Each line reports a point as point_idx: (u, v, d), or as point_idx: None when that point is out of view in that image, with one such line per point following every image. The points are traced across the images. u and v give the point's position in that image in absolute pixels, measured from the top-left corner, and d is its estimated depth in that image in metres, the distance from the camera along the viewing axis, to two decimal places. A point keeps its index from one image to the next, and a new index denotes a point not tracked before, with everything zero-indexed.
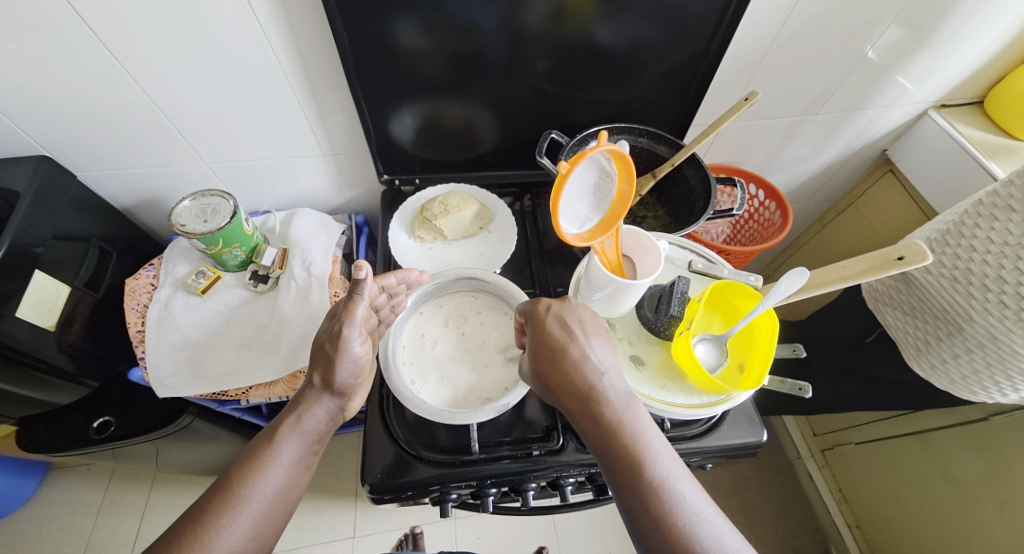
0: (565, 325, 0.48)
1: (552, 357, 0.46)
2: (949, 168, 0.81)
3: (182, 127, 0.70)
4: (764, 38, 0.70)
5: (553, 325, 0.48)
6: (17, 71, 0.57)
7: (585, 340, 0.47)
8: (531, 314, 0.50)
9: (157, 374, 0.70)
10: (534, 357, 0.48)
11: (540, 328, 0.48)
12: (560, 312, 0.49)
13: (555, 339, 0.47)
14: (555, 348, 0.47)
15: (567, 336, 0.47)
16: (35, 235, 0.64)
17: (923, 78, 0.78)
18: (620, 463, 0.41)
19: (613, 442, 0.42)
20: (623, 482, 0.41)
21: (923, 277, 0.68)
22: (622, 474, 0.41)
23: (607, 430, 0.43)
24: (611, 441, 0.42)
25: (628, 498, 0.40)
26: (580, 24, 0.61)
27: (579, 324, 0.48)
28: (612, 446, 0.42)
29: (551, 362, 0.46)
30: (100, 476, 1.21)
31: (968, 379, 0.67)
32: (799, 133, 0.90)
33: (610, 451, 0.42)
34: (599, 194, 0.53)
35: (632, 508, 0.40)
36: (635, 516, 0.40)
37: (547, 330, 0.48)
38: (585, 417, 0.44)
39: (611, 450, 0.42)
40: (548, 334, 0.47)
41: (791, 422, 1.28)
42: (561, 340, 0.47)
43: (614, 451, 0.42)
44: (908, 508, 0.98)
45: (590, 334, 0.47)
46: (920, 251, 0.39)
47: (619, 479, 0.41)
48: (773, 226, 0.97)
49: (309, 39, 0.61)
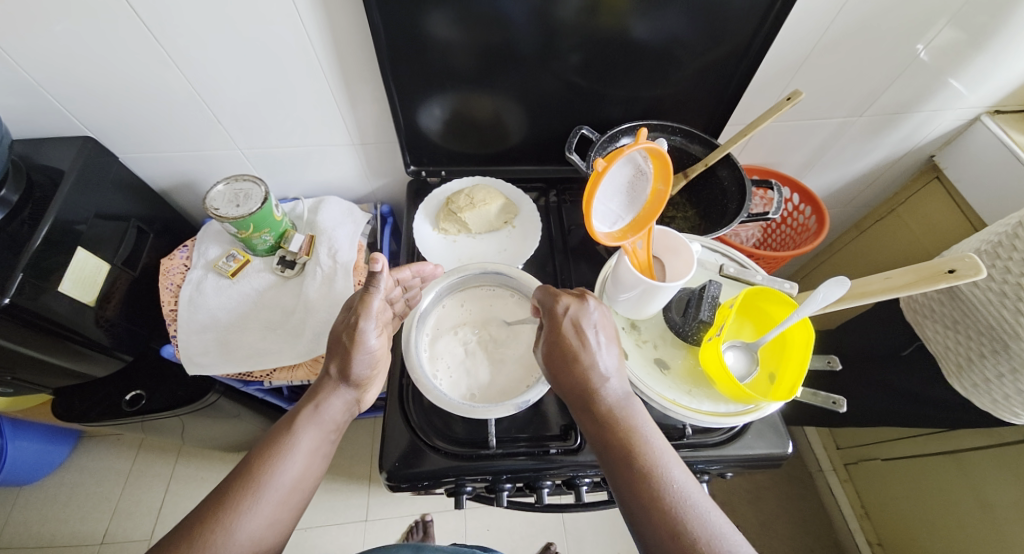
0: (578, 326, 0.46)
1: (562, 360, 0.45)
2: (1002, 177, 0.76)
3: (218, 112, 0.71)
4: (808, 38, 0.67)
5: (566, 325, 0.46)
6: (65, 53, 0.59)
7: (597, 343, 0.45)
8: (545, 311, 0.49)
9: (187, 352, 0.72)
10: (546, 358, 0.47)
11: (553, 327, 0.47)
12: (576, 311, 0.47)
13: (566, 341, 0.45)
14: (566, 351, 0.45)
15: (579, 339, 0.46)
16: (77, 213, 0.66)
17: (979, 82, 0.74)
18: (622, 467, 0.41)
19: (619, 450, 0.42)
20: (626, 490, 0.40)
21: (970, 291, 0.64)
22: (626, 482, 0.40)
23: (615, 437, 0.42)
24: (617, 448, 0.42)
25: (631, 507, 0.40)
26: (616, 18, 0.59)
27: (592, 327, 0.46)
28: (616, 451, 0.42)
29: (561, 365, 0.45)
30: (129, 446, 1.26)
31: (1010, 400, 0.64)
32: (841, 136, 0.87)
33: (615, 458, 0.41)
34: (632, 193, 0.52)
35: (634, 517, 0.39)
36: (638, 523, 0.39)
37: (560, 330, 0.46)
38: (595, 421, 0.44)
39: (615, 456, 0.42)
40: (560, 336, 0.46)
41: (814, 433, 1.25)
42: (572, 343, 0.45)
43: (620, 458, 0.41)
44: (934, 529, 0.95)
45: (603, 338, 0.46)
46: (974, 265, 0.36)
47: (622, 487, 0.41)
48: (807, 231, 0.94)
49: (343, 29, 0.61)
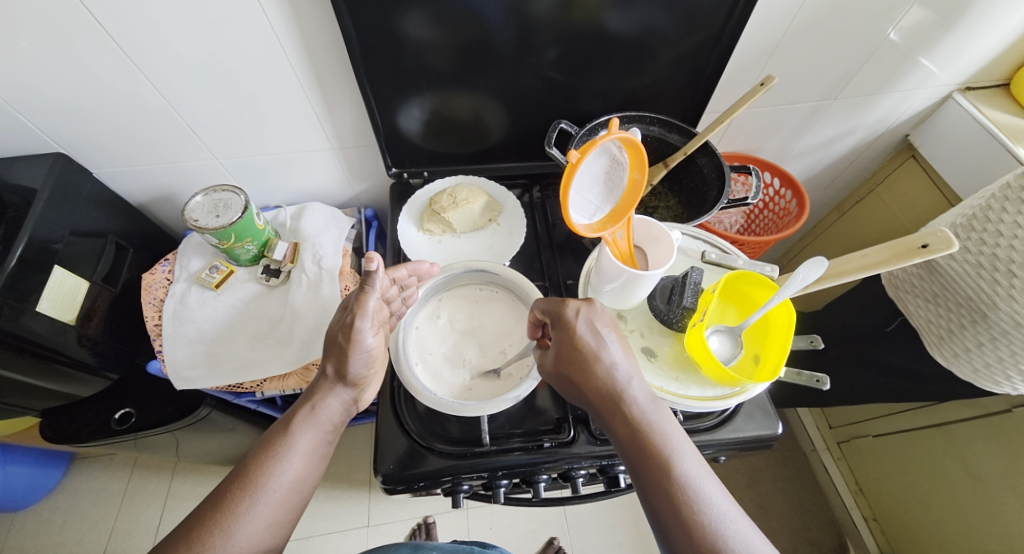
0: (592, 329, 0.47)
1: (577, 361, 0.46)
2: (975, 152, 0.78)
3: (193, 123, 0.70)
4: (780, 22, 0.68)
5: (581, 329, 0.47)
6: (32, 71, 0.58)
7: (612, 345, 0.47)
8: (555, 316, 0.49)
9: (175, 367, 0.72)
10: (561, 361, 0.47)
11: (567, 331, 0.47)
12: (588, 315, 0.48)
13: (582, 344, 0.46)
14: (581, 351, 0.46)
15: (593, 341, 0.46)
16: (53, 231, 0.65)
17: (948, 60, 0.75)
18: (643, 462, 0.41)
19: (643, 447, 0.42)
20: (652, 486, 0.40)
21: (947, 264, 0.66)
22: (652, 479, 0.40)
23: (637, 435, 0.42)
24: (640, 445, 0.42)
25: (656, 504, 0.40)
26: (589, 11, 0.59)
27: (606, 329, 0.47)
28: (637, 445, 0.42)
29: (577, 367, 0.46)
30: (122, 466, 1.24)
31: (990, 369, 0.65)
32: (818, 119, 0.88)
33: (639, 457, 0.41)
34: (610, 184, 0.52)
35: (659, 511, 0.39)
36: (663, 521, 0.39)
37: (574, 333, 0.47)
38: (617, 420, 0.44)
39: (639, 454, 0.42)
40: (576, 338, 0.47)
41: (806, 414, 1.26)
42: (587, 345, 0.46)
43: (640, 453, 0.42)
44: (927, 501, 0.97)
45: (617, 340, 0.47)
46: (945, 238, 0.38)
47: (647, 486, 0.40)
48: (789, 215, 0.95)
49: (317, 32, 0.60)
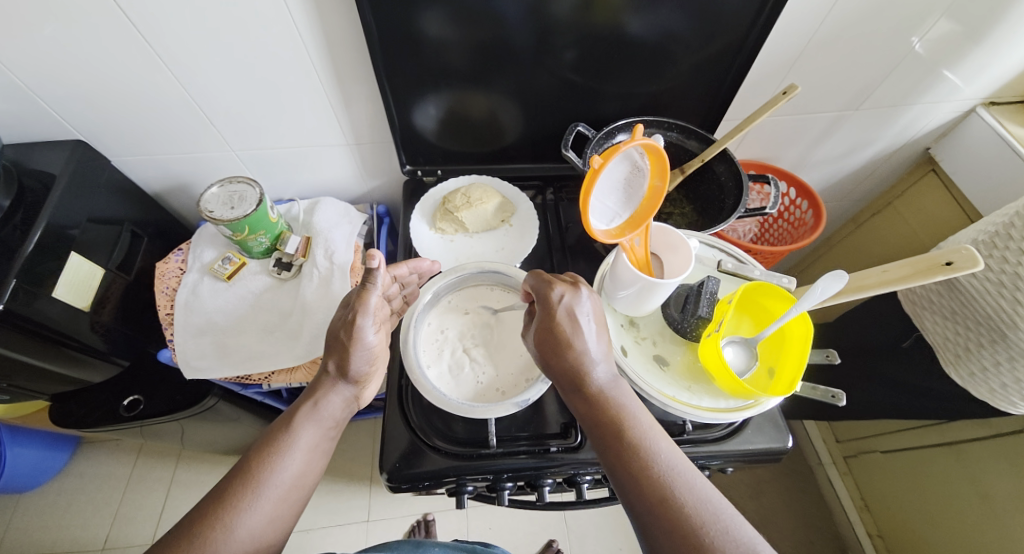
0: (571, 314, 0.46)
1: (554, 342, 0.46)
2: (997, 167, 0.76)
3: (211, 115, 0.71)
4: (804, 30, 0.67)
5: (561, 313, 0.46)
6: (55, 56, 0.58)
7: (590, 327, 0.46)
8: (539, 295, 0.49)
9: (184, 356, 0.72)
10: (539, 344, 0.47)
11: (547, 312, 0.47)
12: (570, 300, 0.47)
13: (560, 326, 0.46)
14: (558, 335, 0.46)
15: (571, 326, 0.46)
16: (70, 217, 0.66)
17: (974, 73, 0.74)
18: (612, 442, 0.41)
19: (609, 424, 0.42)
20: (618, 463, 0.40)
21: (967, 281, 0.64)
22: (616, 452, 0.41)
23: (606, 415, 0.43)
24: (611, 428, 0.42)
25: (620, 480, 0.40)
26: (610, 13, 0.59)
27: (586, 314, 0.47)
28: (605, 425, 0.42)
29: (553, 350, 0.46)
30: (128, 451, 1.25)
31: (1007, 389, 0.64)
32: (838, 129, 0.87)
33: (606, 436, 0.42)
34: (630, 190, 0.52)
35: (624, 488, 0.40)
36: (628, 498, 0.39)
37: (553, 317, 0.46)
38: (588, 399, 0.44)
39: (605, 428, 0.42)
40: (554, 322, 0.46)
41: (813, 427, 1.25)
42: (565, 330, 0.46)
43: (609, 433, 0.42)
44: (934, 520, 0.95)
45: (595, 326, 0.46)
46: (971, 256, 0.37)
47: (614, 464, 0.41)
48: (804, 226, 0.94)
49: (337, 26, 0.60)
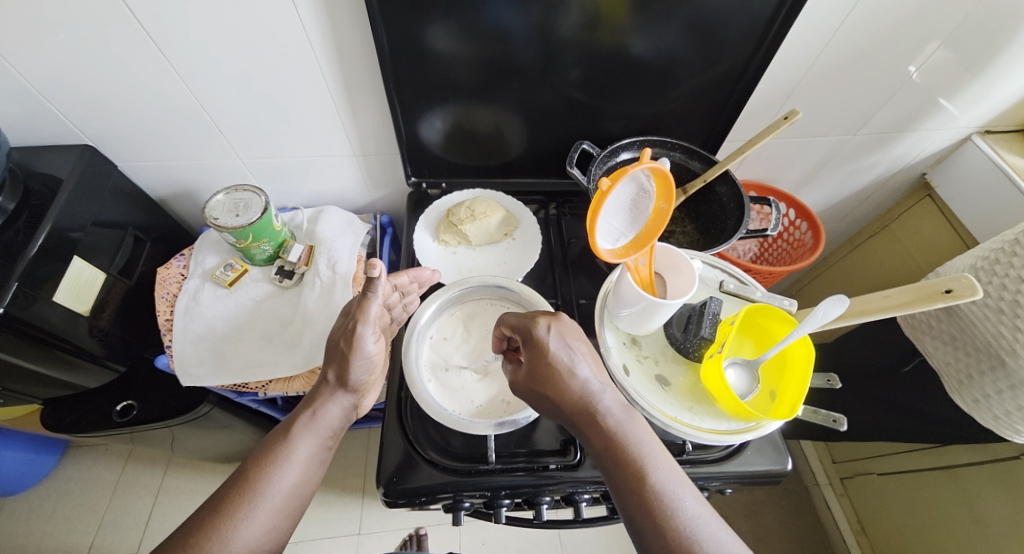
0: (563, 347, 0.46)
1: (554, 383, 0.45)
2: (992, 194, 0.78)
3: (219, 122, 0.71)
4: (805, 57, 0.68)
5: (552, 347, 0.46)
6: (68, 62, 0.59)
7: (585, 363, 0.46)
8: (524, 335, 0.48)
9: (182, 363, 0.72)
10: (534, 380, 0.46)
11: (540, 353, 0.46)
12: (558, 332, 0.47)
13: (558, 366, 0.45)
14: (552, 370, 0.45)
15: (564, 359, 0.46)
16: (74, 220, 0.66)
17: (970, 102, 0.75)
18: (620, 475, 0.42)
19: (626, 469, 0.42)
20: (629, 496, 0.41)
21: (967, 308, 0.65)
22: (637, 500, 0.41)
23: (611, 448, 0.43)
24: (618, 460, 0.42)
25: (633, 513, 0.41)
26: (615, 34, 0.60)
27: (576, 345, 0.47)
28: (611, 457, 0.43)
29: (550, 385, 0.46)
30: (117, 457, 1.23)
31: (1011, 417, 0.64)
32: (837, 153, 0.88)
33: (614, 468, 0.42)
34: (635, 211, 0.53)
35: (638, 522, 0.40)
36: (642, 532, 0.40)
37: (546, 353, 0.46)
38: (590, 432, 0.44)
39: (616, 467, 0.42)
40: (547, 356, 0.46)
41: (809, 447, 1.25)
42: (560, 363, 0.46)
43: (616, 466, 0.42)
44: (931, 545, 0.95)
45: (586, 355, 0.47)
46: (971, 285, 0.38)
47: (625, 496, 0.41)
48: (803, 246, 0.95)
49: (347, 38, 0.61)
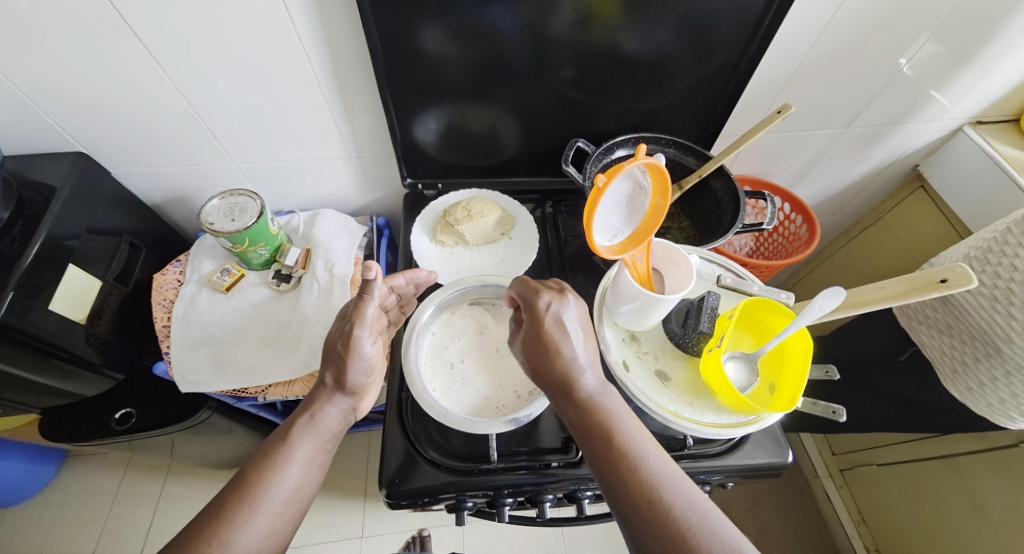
0: (559, 322, 0.47)
1: (543, 351, 0.46)
2: (984, 184, 0.78)
3: (213, 127, 0.71)
4: (797, 52, 0.69)
5: (549, 321, 0.47)
6: (61, 70, 0.59)
7: (578, 336, 0.47)
8: (528, 304, 0.49)
9: (181, 369, 0.71)
10: (528, 353, 0.47)
11: (535, 321, 0.47)
12: (558, 308, 0.47)
13: (548, 335, 0.46)
14: (545, 343, 0.46)
15: (558, 333, 0.46)
16: (69, 228, 0.65)
17: (961, 94, 0.76)
18: (597, 444, 0.42)
19: (598, 429, 0.43)
20: (605, 465, 0.41)
21: (962, 296, 0.65)
22: (605, 457, 0.41)
23: (592, 418, 0.43)
24: (597, 430, 0.43)
25: (608, 481, 0.41)
26: (607, 32, 0.60)
27: (573, 321, 0.47)
28: (591, 427, 0.43)
29: (541, 357, 0.46)
30: (117, 465, 1.23)
31: (1005, 404, 0.65)
32: (831, 147, 0.89)
33: (593, 438, 0.43)
34: (632, 207, 0.53)
35: (612, 490, 0.40)
36: (615, 500, 0.40)
37: (541, 326, 0.46)
38: (572, 401, 0.45)
39: (594, 436, 0.43)
40: (542, 330, 0.46)
41: (809, 439, 1.25)
42: (554, 337, 0.46)
43: (595, 436, 0.43)
44: (930, 534, 0.95)
45: (582, 333, 0.47)
46: (964, 274, 0.38)
47: (601, 465, 0.41)
48: (799, 240, 0.96)
49: (341, 40, 0.61)
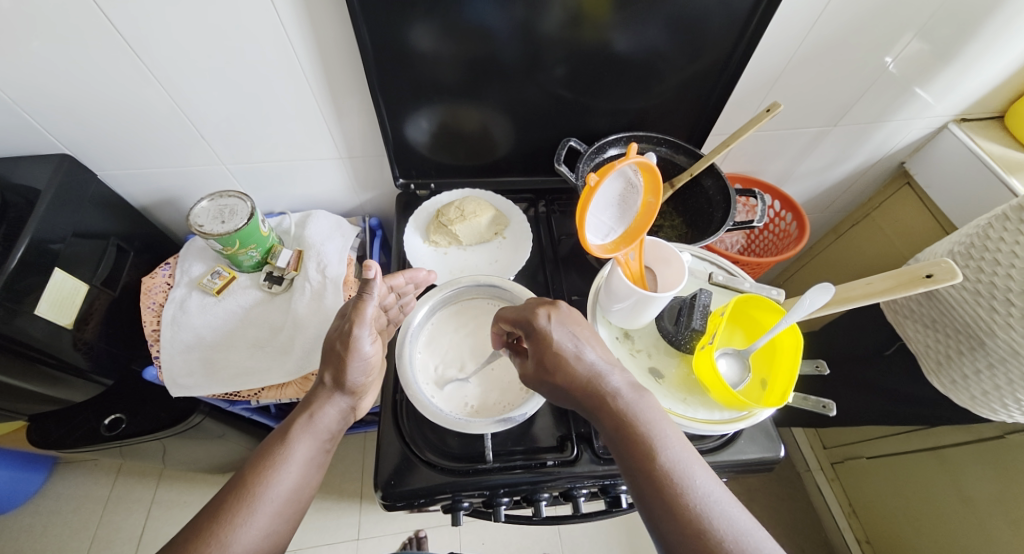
0: (570, 337, 0.46)
1: (561, 370, 0.45)
2: (968, 180, 0.80)
3: (201, 128, 0.70)
4: (785, 50, 0.69)
5: (557, 336, 0.46)
6: (44, 71, 0.58)
7: (592, 351, 0.46)
8: (527, 326, 0.48)
9: (171, 374, 0.70)
10: (542, 369, 0.47)
11: (542, 340, 0.46)
12: (562, 322, 0.47)
13: (561, 351, 0.46)
14: (559, 359, 0.45)
15: (571, 349, 0.46)
16: (54, 232, 0.64)
17: (945, 91, 0.77)
18: (635, 461, 0.41)
19: (635, 447, 0.41)
20: (646, 484, 0.40)
21: (946, 291, 0.67)
22: (647, 481, 0.40)
23: (627, 434, 0.42)
24: (634, 447, 0.41)
25: (650, 503, 0.39)
26: (598, 31, 0.61)
27: (582, 334, 0.47)
28: (627, 443, 0.42)
29: (559, 373, 0.45)
30: (107, 472, 1.21)
31: (988, 396, 0.66)
32: (819, 145, 0.90)
33: (631, 455, 0.41)
34: (624, 206, 0.53)
35: (654, 513, 0.39)
36: (659, 522, 0.38)
37: (551, 343, 0.46)
38: (605, 416, 0.44)
39: (631, 453, 0.41)
40: (552, 346, 0.46)
41: (801, 433, 1.27)
42: (566, 352, 0.46)
43: (633, 452, 0.41)
44: (919, 524, 0.97)
45: (594, 345, 0.47)
46: (949, 269, 0.39)
47: (640, 485, 0.40)
48: (789, 237, 0.97)
49: (331, 40, 0.60)
